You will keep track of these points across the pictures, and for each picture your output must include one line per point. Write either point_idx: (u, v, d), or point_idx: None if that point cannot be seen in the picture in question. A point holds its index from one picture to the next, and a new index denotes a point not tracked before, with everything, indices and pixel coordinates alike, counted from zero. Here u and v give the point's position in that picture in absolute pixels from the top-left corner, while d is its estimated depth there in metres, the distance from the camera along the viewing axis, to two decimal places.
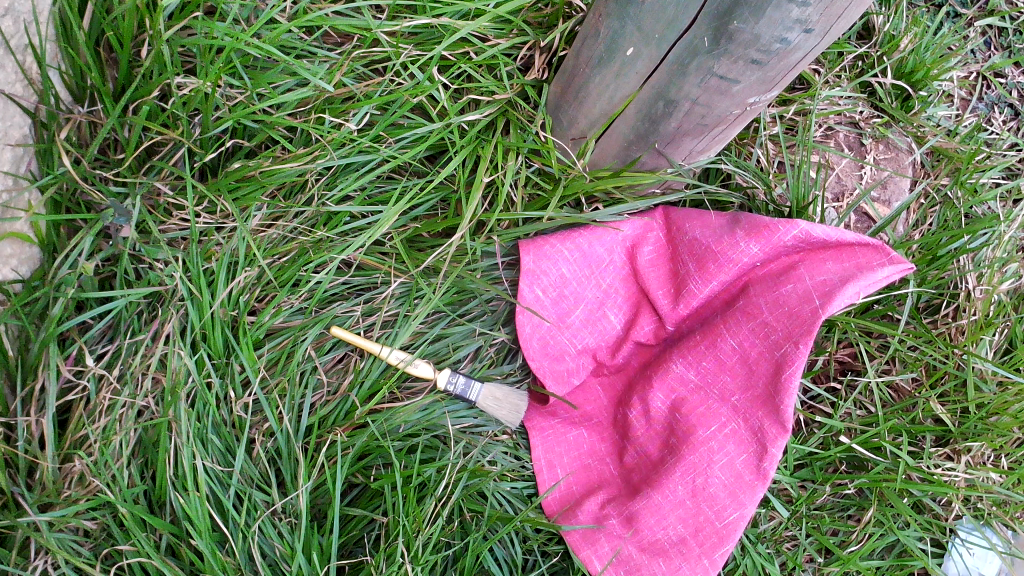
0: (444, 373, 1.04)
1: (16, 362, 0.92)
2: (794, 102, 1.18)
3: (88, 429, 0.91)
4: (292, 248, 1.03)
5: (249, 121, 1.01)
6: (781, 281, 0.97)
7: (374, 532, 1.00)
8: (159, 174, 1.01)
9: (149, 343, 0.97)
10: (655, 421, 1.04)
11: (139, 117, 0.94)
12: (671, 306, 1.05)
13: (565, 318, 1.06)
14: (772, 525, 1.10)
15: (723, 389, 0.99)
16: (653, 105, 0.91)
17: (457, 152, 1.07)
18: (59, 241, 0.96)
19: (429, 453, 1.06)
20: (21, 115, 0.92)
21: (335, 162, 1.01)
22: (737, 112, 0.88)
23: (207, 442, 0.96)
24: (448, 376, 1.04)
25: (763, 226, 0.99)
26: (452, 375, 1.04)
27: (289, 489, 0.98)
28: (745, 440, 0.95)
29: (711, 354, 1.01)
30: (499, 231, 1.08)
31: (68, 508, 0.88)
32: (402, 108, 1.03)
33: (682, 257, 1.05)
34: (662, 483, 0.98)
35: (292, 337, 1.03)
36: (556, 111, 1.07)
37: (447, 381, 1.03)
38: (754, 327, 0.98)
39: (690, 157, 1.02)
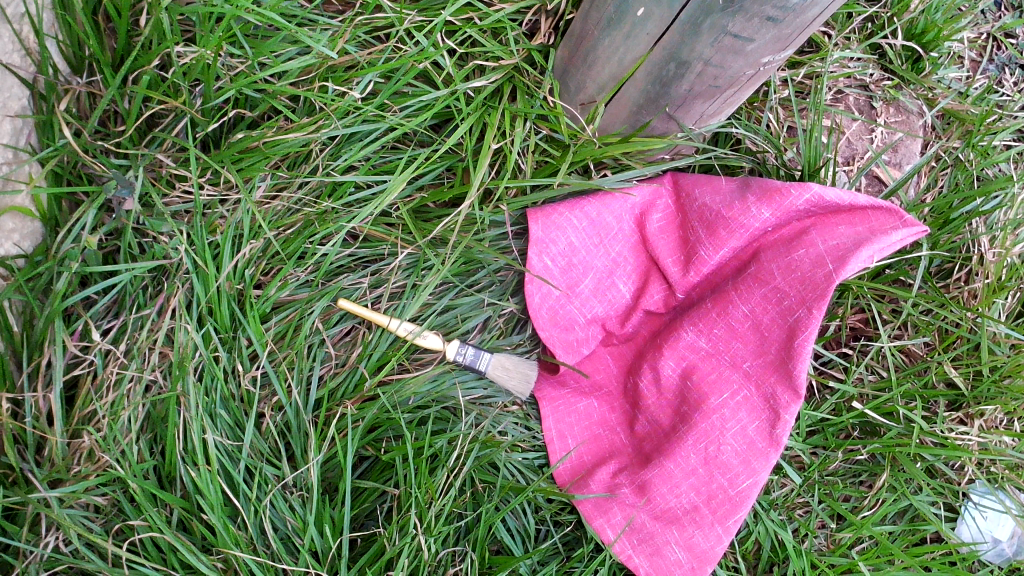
0: (454, 344, 1.03)
1: (22, 338, 0.90)
2: (804, 65, 1.15)
3: (97, 405, 0.90)
4: (297, 220, 1.02)
5: (251, 90, 0.99)
6: (794, 247, 0.97)
7: (386, 504, 1.00)
8: (161, 146, 0.98)
9: (155, 318, 0.96)
10: (665, 389, 1.03)
11: (139, 87, 0.92)
12: (681, 273, 1.05)
13: (574, 288, 1.05)
14: (784, 492, 1.10)
15: (735, 355, 0.99)
16: (664, 67, 0.89)
17: (463, 120, 1.05)
18: (61, 215, 0.93)
19: (439, 425, 1.05)
20: (19, 86, 0.89)
21: (339, 132, 1.00)
22: (750, 72, 0.86)
23: (216, 416, 0.96)
24: (456, 347, 1.03)
25: (775, 191, 0.98)
26: (462, 346, 1.03)
27: (299, 463, 0.98)
28: (757, 407, 0.96)
29: (723, 321, 1.00)
30: (507, 200, 1.06)
31: (78, 483, 0.87)
32: (407, 74, 1.01)
33: (692, 224, 1.04)
34: (674, 451, 0.99)
35: (300, 310, 1.02)
36: (564, 76, 1.05)
37: (456, 352, 1.03)
38: (766, 293, 0.97)
39: (701, 121, 1.01)
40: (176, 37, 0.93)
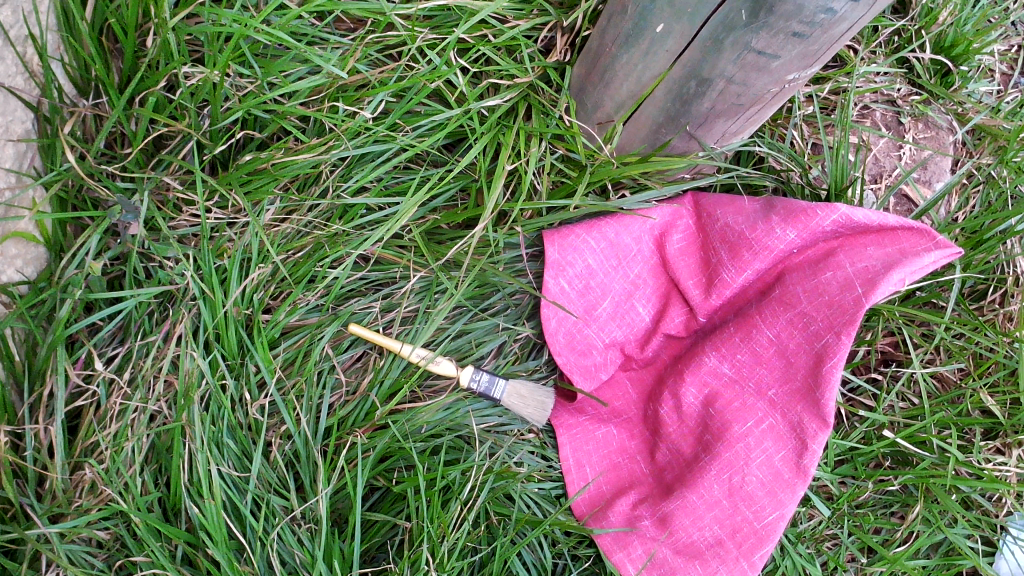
0: (467, 370, 1.00)
1: (24, 367, 0.87)
2: (829, 80, 1.11)
3: (99, 436, 0.87)
4: (307, 243, 1.00)
5: (259, 111, 0.97)
6: (820, 269, 0.95)
7: (397, 538, 0.97)
8: (168, 168, 0.95)
9: (161, 345, 0.93)
10: (687, 416, 1.00)
11: (145, 109, 0.89)
12: (702, 297, 1.02)
13: (592, 312, 1.02)
14: (812, 524, 1.06)
15: (760, 382, 0.97)
16: (685, 85, 0.85)
17: (477, 139, 1.01)
18: (66, 240, 0.90)
19: (453, 455, 1.01)
20: (23, 109, 0.85)
21: (350, 153, 0.97)
22: (775, 90, 0.83)
23: (223, 445, 0.94)
24: (470, 373, 1.00)
25: (800, 211, 0.96)
26: (476, 372, 1.00)
27: (308, 494, 0.96)
28: (783, 436, 0.93)
29: (746, 346, 0.98)
30: (522, 222, 1.03)
31: (80, 518, 0.84)
32: (420, 93, 0.98)
33: (713, 245, 1.01)
34: (697, 482, 0.95)
35: (309, 335, 0.99)
36: (581, 94, 1.01)
37: (470, 379, 1.00)
38: (792, 317, 0.95)
39: (723, 140, 0.97)
40: (184, 57, 0.91)
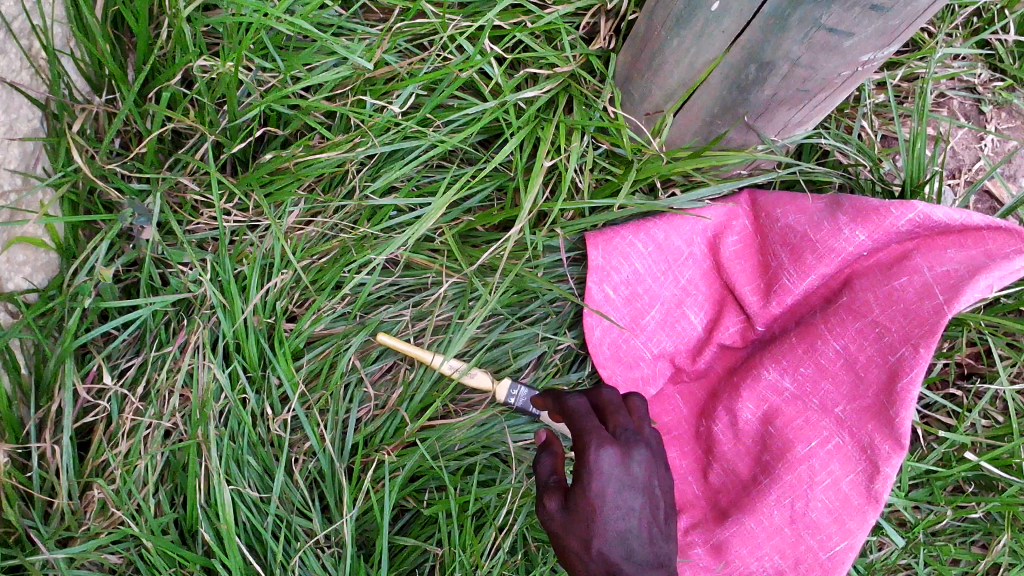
0: (504, 384, 0.88)
1: (31, 380, 0.82)
2: (903, 66, 1.01)
3: (109, 455, 0.81)
4: (332, 247, 0.93)
5: (282, 107, 0.90)
6: (894, 273, 0.85)
7: (428, 564, 0.90)
8: (185, 168, 0.90)
9: (177, 356, 0.87)
10: (744, 434, 0.92)
11: (158, 106, 0.83)
12: (761, 304, 0.93)
13: (639, 320, 0.94)
14: (883, 555, 0.96)
15: (825, 398, 0.87)
16: (744, 71, 0.77)
17: (514, 134, 0.94)
18: (79, 246, 0.85)
19: (488, 475, 0.94)
20: (29, 106, 0.80)
21: (377, 151, 0.90)
22: (847, 73, 0.73)
23: (244, 463, 0.88)
24: (508, 387, 0.88)
25: (871, 210, 0.87)
26: (513, 386, 0.88)
27: (334, 516, 0.90)
28: (852, 458, 0.84)
29: (810, 358, 0.89)
30: (563, 223, 0.95)
31: (88, 543, 0.79)
32: (451, 85, 0.91)
33: (773, 248, 0.93)
34: (755, 507, 0.87)
35: (335, 346, 0.93)
36: (627, 84, 0.93)
37: (506, 393, 0.88)
38: (863, 327, 0.86)
39: (785, 130, 0.87)
40: (199, 49, 0.84)
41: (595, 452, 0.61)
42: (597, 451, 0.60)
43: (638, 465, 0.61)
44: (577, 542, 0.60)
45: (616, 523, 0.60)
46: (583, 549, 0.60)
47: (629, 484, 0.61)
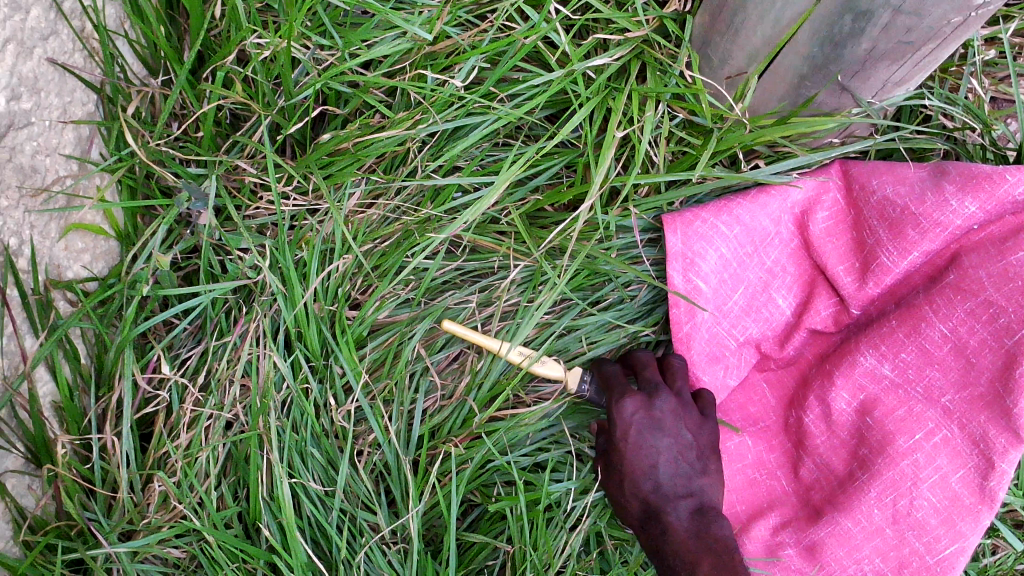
0: (576, 371, 0.84)
1: (92, 370, 0.81)
2: (1017, 17, 0.90)
3: (170, 447, 0.79)
4: (395, 231, 0.89)
5: (340, 85, 0.86)
6: (1008, 247, 0.77)
7: (498, 562, 0.85)
8: (242, 151, 0.87)
9: (237, 345, 0.85)
10: (838, 427, 0.84)
11: (212, 86, 0.80)
12: (856, 284, 0.85)
13: (723, 307, 0.87)
14: (998, 559, 0.87)
15: (930, 387, 0.79)
16: (839, 22, 0.69)
17: (582, 105, 0.88)
18: (137, 233, 0.84)
19: (560, 469, 0.89)
20: (83, 90, 0.78)
21: (440, 127, 0.85)
22: (958, 20, 0.63)
23: (307, 456, 0.85)
24: (580, 375, 0.84)
25: (982, 177, 0.79)
26: (587, 374, 0.84)
27: (400, 511, 0.86)
28: (962, 452, 0.77)
29: (913, 343, 0.81)
30: (637, 200, 0.88)
31: (149, 537, 0.77)
32: (515, 55, 0.86)
33: (869, 223, 0.84)
34: (853, 506, 0.80)
35: (399, 334, 0.89)
36: (705, 47, 0.86)
37: (579, 382, 0.84)
38: (973, 308, 0.78)
39: (885, 91, 0.78)
40: (253, 25, 0.81)
41: (619, 402, 0.78)
42: (620, 402, 0.78)
43: (659, 409, 0.77)
44: (616, 484, 0.79)
45: (641, 457, 0.77)
46: (619, 487, 0.79)
47: (652, 425, 0.77)
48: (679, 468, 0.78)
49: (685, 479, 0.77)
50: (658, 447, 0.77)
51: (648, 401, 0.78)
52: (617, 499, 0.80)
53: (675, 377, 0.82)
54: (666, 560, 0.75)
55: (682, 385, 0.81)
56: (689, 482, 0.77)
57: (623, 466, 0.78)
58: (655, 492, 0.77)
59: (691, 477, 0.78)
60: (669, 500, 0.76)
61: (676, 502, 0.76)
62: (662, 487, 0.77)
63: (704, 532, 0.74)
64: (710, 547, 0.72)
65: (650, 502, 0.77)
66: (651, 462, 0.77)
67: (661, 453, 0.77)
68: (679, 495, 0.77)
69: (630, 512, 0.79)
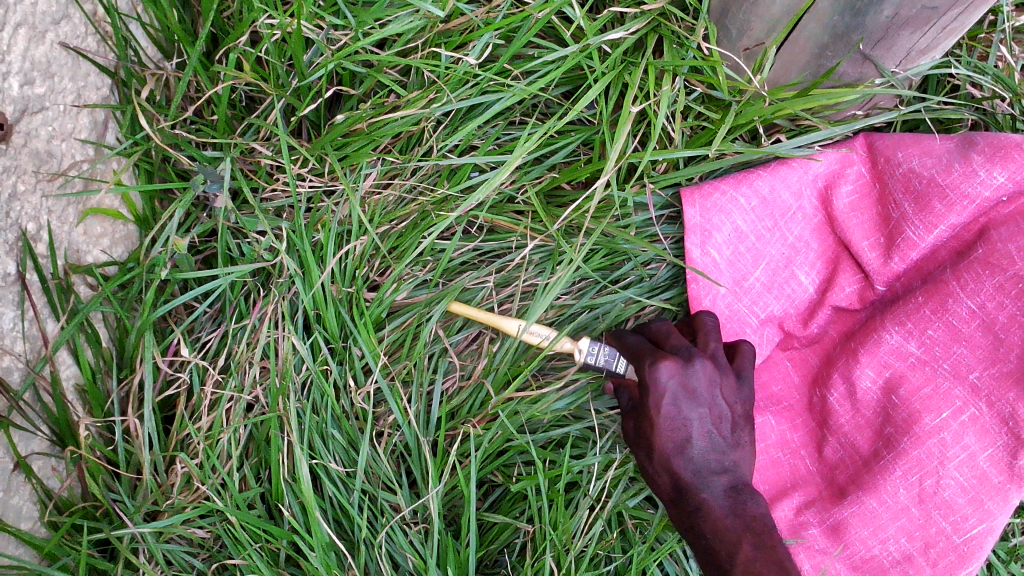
0: (583, 341, 0.77)
1: (114, 353, 0.81)
2: None
3: (191, 428, 0.80)
4: (411, 212, 0.88)
5: (354, 64, 0.86)
6: None
7: (519, 543, 0.85)
8: (258, 133, 0.87)
9: (256, 328, 0.85)
10: (863, 405, 0.82)
11: (224, 68, 0.80)
12: (881, 260, 0.83)
13: (743, 283, 0.85)
14: None
15: (957, 363, 0.78)
16: None
17: (598, 80, 0.86)
18: (155, 216, 0.84)
19: (580, 448, 0.89)
20: (98, 75, 0.79)
21: (454, 106, 0.84)
22: None
23: (328, 438, 0.85)
24: (587, 345, 0.77)
25: (1011, 148, 0.77)
26: (593, 344, 0.77)
27: (420, 491, 0.86)
28: (990, 430, 0.76)
29: (940, 319, 0.79)
30: (654, 177, 0.87)
31: (173, 517, 0.77)
32: (529, 31, 0.84)
33: (894, 197, 0.83)
34: (878, 485, 0.78)
35: (417, 315, 0.89)
36: (723, 18, 0.84)
37: (585, 353, 0.77)
38: (1001, 283, 0.76)
39: (909, 60, 0.76)
40: (264, 6, 0.81)
41: (654, 370, 0.72)
42: (655, 368, 0.71)
43: (695, 377, 0.72)
44: (645, 455, 0.76)
45: (674, 430, 0.73)
46: (647, 458, 0.75)
47: (686, 395, 0.73)
48: (713, 442, 0.74)
49: (719, 453, 0.74)
50: (692, 421, 0.73)
51: (685, 367, 0.72)
52: (647, 471, 0.76)
53: (708, 339, 0.77)
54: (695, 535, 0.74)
55: (715, 349, 0.76)
56: (726, 458, 0.75)
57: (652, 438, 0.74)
58: (688, 468, 0.74)
59: (725, 450, 0.75)
60: (704, 479, 0.74)
61: (711, 480, 0.74)
62: (696, 463, 0.74)
63: (739, 510, 0.73)
64: (746, 528, 0.72)
65: (682, 478, 0.74)
66: (684, 438, 0.74)
67: (693, 425, 0.73)
68: (713, 472, 0.74)
69: (659, 483, 0.76)
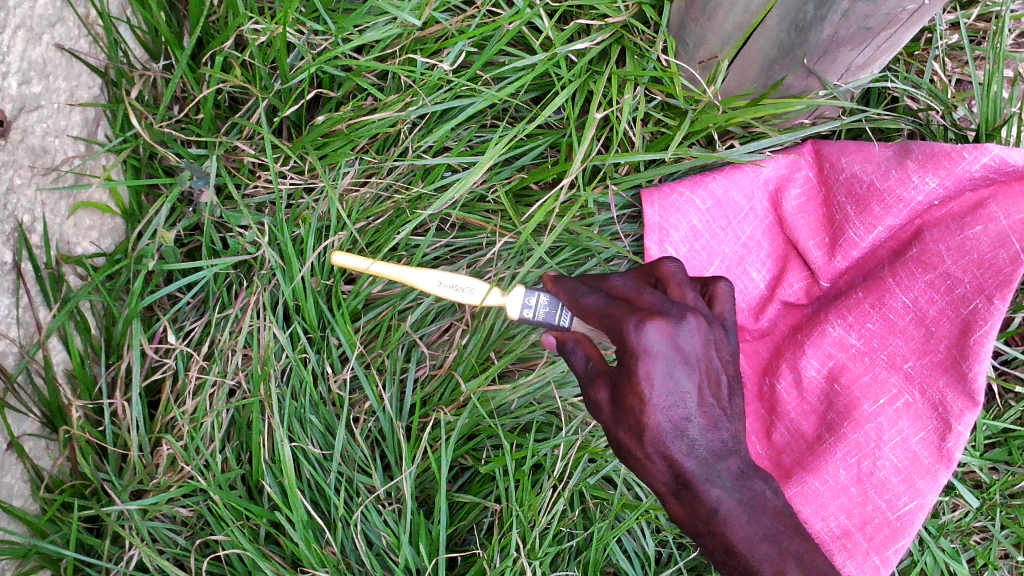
0: (517, 293, 0.72)
1: (102, 340, 0.85)
2: (979, 3, 0.94)
3: (177, 412, 0.84)
4: (387, 209, 0.93)
5: (334, 68, 0.90)
6: (967, 222, 0.82)
7: (486, 521, 0.90)
8: (242, 132, 0.91)
9: (239, 318, 0.89)
10: (809, 392, 0.88)
11: (211, 70, 0.84)
12: (826, 259, 0.90)
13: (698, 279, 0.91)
14: (956, 517, 0.92)
15: (893, 354, 0.85)
16: (803, 10, 0.73)
17: (564, 87, 0.92)
18: (142, 210, 0.88)
19: (545, 433, 0.94)
20: (90, 74, 0.82)
21: (429, 109, 0.90)
22: (912, 9, 0.69)
23: (306, 423, 0.90)
24: (522, 298, 0.72)
25: (942, 156, 0.84)
26: (526, 295, 0.72)
27: (394, 473, 0.91)
28: (922, 415, 0.82)
29: (878, 313, 0.86)
30: (616, 179, 0.93)
31: (159, 495, 0.81)
32: (501, 40, 0.90)
33: (838, 200, 0.90)
34: (820, 466, 0.84)
35: (391, 307, 0.94)
36: (681, 32, 0.91)
37: (519, 306, 0.72)
38: (933, 280, 0.83)
39: (849, 74, 0.83)
40: (249, 12, 0.85)
41: (639, 333, 0.57)
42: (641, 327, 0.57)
43: (688, 339, 0.58)
44: (631, 439, 0.60)
45: (671, 408, 0.58)
46: (637, 446, 0.60)
47: (680, 361, 0.58)
48: (713, 418, 0.60)
49: (721, 431, 0.61)
50: (688, 393, 0.59)
51: (675, 325, 0.58)
52: (626, 452, 0.62)
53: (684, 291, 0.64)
54: (706, 531, 0.62)
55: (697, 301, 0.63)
56: (727, 437, 0.61)
57: (642, 420, 0.58)
58: (689, 453, 0.60)
59: (725, 425, 0.61)
60: (708, 464, 0.61)
61: (720, 466, 0.61)
62: (697, 446, 0.60)
63: (756, 502, 0.62)
64: (751, 514, 0.62)
65: (685, 469, 0.60)
66: (682, 416, 0.59)
67: (690, 402, 0.59)
68: (717, 456, 0.61)
69: (651, 474, 0.61)
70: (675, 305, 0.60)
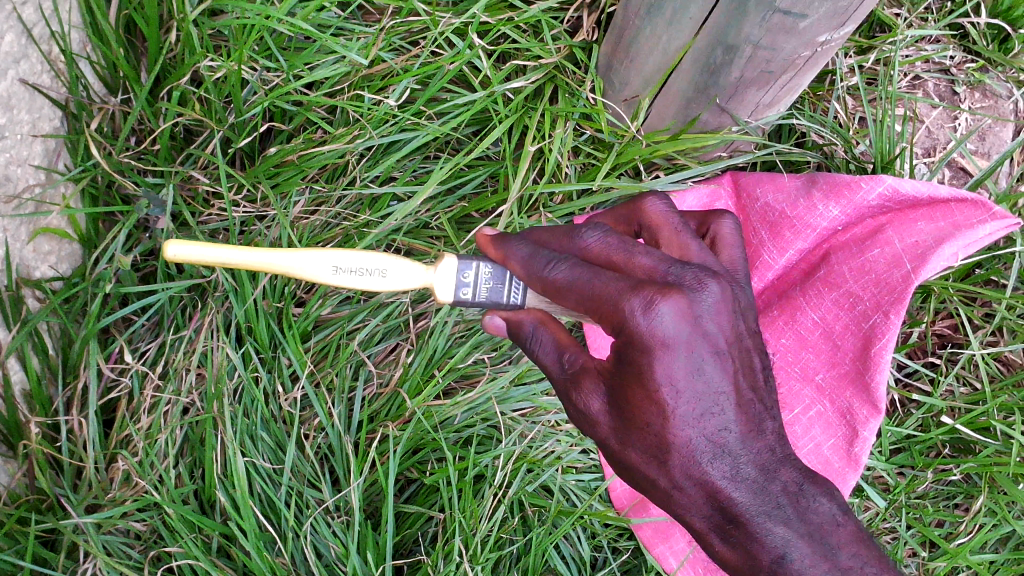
0: (449, 265, 0.65)
1: (59, 361, 0.89)
2: (874, 49, 1.05)
3: (132, 428, 0.88)
4: (336, 235, 0.98)
5: (285, 103, 0.96)
6: (867, 246, 0.91)
7: (431, 531, 0.95)
8: (197, 162, 0.96)
9: (193, 338, 0.94)
10: None
11: (168, 103, 0.90)
12: None
13: None
14: (867, 517, 1.00)
15: (805, 367, 0.93)
16: (713, 55, 0.82)
17: (502, 122, 0.99)
18: (99, 237, 0.92)
19: (486, 445, 1.00)
20: (51, 107, 0.87)
21: (375, 141, 0.96)
22: (807, 54, 0.78)
23: (257, 439, 0.93)
24: (456, 272, 0.65)
25: (844, 186, 0.93)
26: (461, 268, 0.65)
27: (342, 486, 0.95)
28: (832, 423, 0.90)
29: (790, 330, 0.94)
30: (551, 207, 1.00)
31: (114, 509, 0.85)
32: (442, 78, 0.97)
33: (753, 226, 0.98)
34: None
35: (340, 328, 0.99)
36: (608, 72, 0.99)
37: (455, 282, 0.65)
38: (838, 298, 0.91)
39: (758, 111, 0.92)
40: (205, 50, 0.91)
41: (652, 320, 0.52)
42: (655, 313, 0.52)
43: (707, 321, 0.54)
44: (654, 458, 0.56)
45: (702, 418, 0.54)
46: (662, 470, 0.56)
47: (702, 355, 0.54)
48: (749, 418, 0.57)
49: (757, 433, 0.57)
50: (722, 393, 0.55)
51: (693, 305, 0.54)
52: (645, 473, 0.57)
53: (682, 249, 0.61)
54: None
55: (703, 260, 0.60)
56: (772, 444, 0.57)
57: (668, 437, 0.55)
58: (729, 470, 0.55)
59: (767, 428, 0.57)
60: (758, 485, 0.56)
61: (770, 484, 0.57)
62: (735, 459, 0.55)
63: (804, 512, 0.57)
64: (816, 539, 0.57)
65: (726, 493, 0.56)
66: (718, 427, 0.55)
67: (724, 408, 0.55)
68: (766, 469, 0.57)
69: (682, 499, 0.57)
70: (685, 272, 0.56)
